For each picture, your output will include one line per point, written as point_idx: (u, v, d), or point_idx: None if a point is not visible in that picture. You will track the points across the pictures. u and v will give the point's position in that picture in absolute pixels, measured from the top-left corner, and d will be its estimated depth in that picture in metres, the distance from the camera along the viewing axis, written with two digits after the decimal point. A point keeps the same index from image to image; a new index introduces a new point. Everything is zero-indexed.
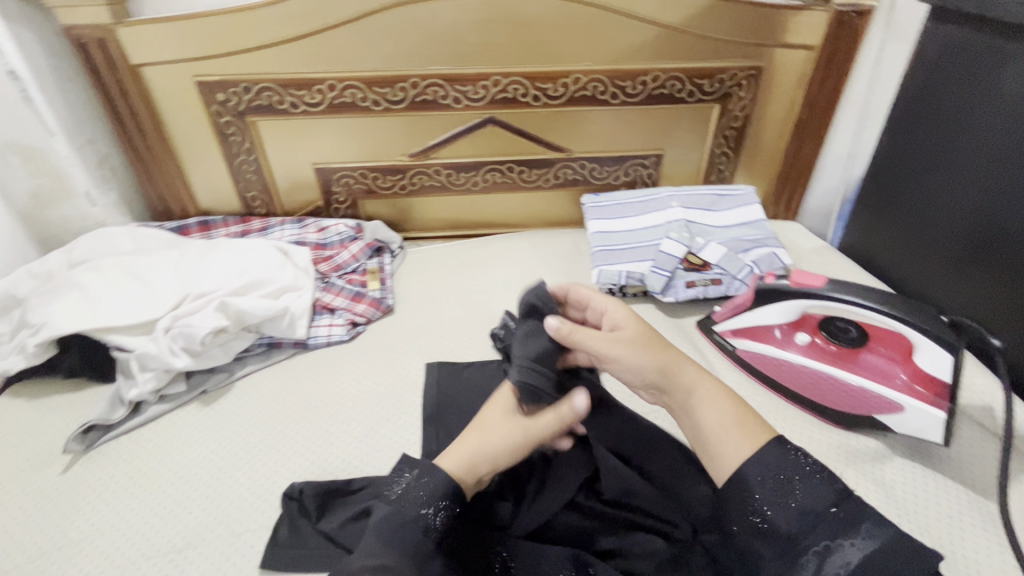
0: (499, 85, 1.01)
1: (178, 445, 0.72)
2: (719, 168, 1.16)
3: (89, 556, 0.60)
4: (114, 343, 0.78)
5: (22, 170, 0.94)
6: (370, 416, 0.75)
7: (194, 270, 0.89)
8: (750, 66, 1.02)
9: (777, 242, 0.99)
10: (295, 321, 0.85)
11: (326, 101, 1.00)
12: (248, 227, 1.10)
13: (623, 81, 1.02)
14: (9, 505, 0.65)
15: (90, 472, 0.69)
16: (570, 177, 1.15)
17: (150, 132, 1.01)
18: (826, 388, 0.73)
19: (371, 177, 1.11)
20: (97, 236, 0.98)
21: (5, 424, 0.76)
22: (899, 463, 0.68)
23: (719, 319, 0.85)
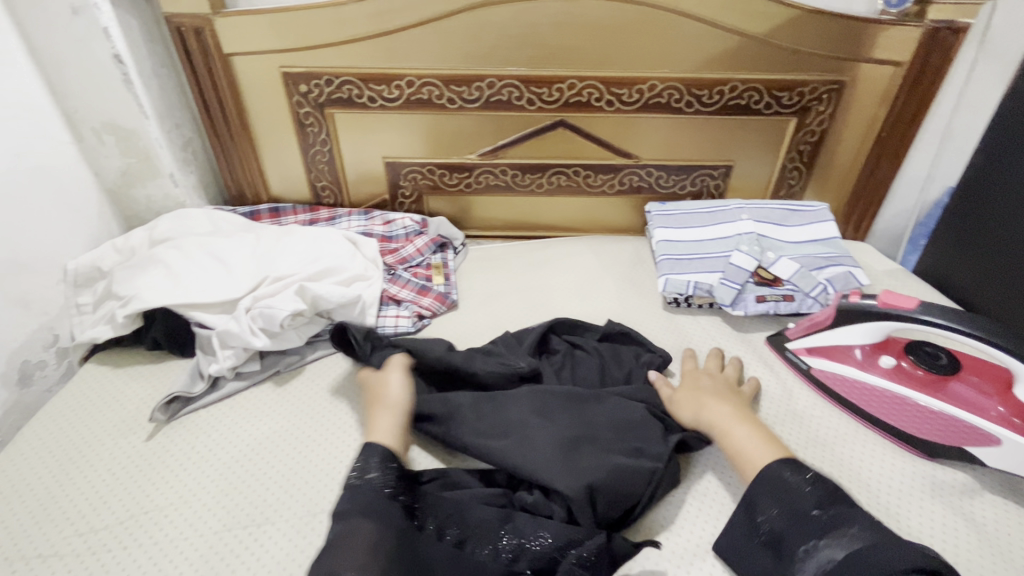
0: (574, 88, 1.01)
1: (255, 424, 0.74)
2: (789, 183, 1.13)
3: (173, 522, 0.62)
4: (197, 319, 0.81)
5: (115, 149, 0.98)
6: None
7: (271, 254, 0.92)
8: (831, 80, 1.00)
9: (853, 261, 0.96)
10: (366, 310, 0.87)
11: (403, 97, 1.02)
12: (317, 215, 1.13)
13: (699, 90, 1.01)
14: (96, 467, 0.68)
15: (172, 442, 0.71)
16: (635, 184, 1.14)
17: (234, 119, 1.05)
18: (910, 415, 0.71)
19: (438, 174, 1.12)
20: (176, 215, 1.01)
21: (92, 389, 0.79)
22: (990, 498, 0.64)
23: (792, 336, 0.83)
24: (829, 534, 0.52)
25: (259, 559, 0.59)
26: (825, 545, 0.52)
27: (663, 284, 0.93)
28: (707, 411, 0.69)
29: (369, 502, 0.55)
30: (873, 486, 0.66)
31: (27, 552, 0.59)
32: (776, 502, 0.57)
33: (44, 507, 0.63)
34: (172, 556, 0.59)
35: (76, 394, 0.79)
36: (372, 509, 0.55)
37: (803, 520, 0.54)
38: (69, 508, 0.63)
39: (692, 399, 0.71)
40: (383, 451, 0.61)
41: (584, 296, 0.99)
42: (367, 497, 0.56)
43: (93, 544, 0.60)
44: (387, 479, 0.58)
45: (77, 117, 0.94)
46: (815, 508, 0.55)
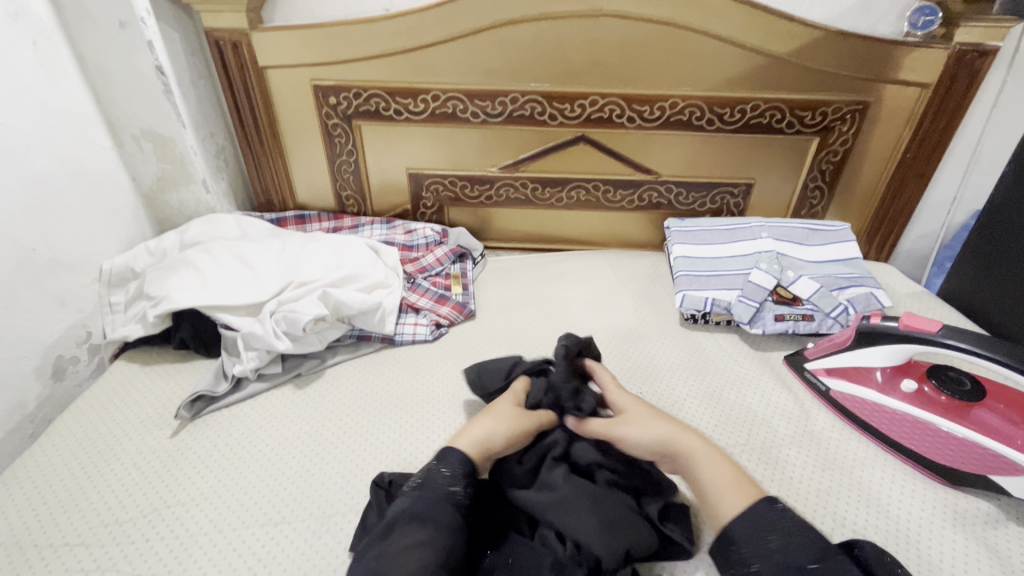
0: (596, 104, 1.02)
1: (275, 425, 0.76)
2: (811, 203, 1.13)
3: (194, 517, 0.64)
4: (223, 320, 0.83)
5: (153, 156, 1.03)
6: (453, 416, 0.77)
7: (296, 259, 0.94)
8: (855, 101, 0.99)
9: (875, 282, 0.94)
10: (385, 317, 0.88)
11: (428, 111, 1.05)
12: (341, 223, 1.16)
13: (721, 108, 1.01)
14: (122, 460, 0.70)
15: (195, 439, 0.73)
16: (654, 200, 1.14)
17: (265, 129, 1.09)
18: (932, 440, 0.70)
19: (460, 186, 1.15)
20: (207, 220, 1.05)
21: (121, 385, 0.82)
22: (1016, 530, 0.62)
23: (810, 356, 0.82)
24: None
25: (275, 557, 0.60)
26: None
27: (680, 299, 0.93)
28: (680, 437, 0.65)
29: (432, 510, 0.56)
30: (891, 512, 0.65)
31: (54, 540, 0.61)
32: (769, 547, 0.53)
33: (71, 497, 0.66)
34: (191, 551, 0.60)
35: (106, 389, 0.81)
36: (433, 520, 0.55)
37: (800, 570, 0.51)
38: (95, 500, 0.65)
39: (643, 421, 0.67)
40: (465, 461, 0.61)
41: (601, 309, 0.99)
42: (441, 511, 0.56)
43: (117, 536, 0.62)
44: (457, 491, 0.59)
45: (118, 124, 0.99)
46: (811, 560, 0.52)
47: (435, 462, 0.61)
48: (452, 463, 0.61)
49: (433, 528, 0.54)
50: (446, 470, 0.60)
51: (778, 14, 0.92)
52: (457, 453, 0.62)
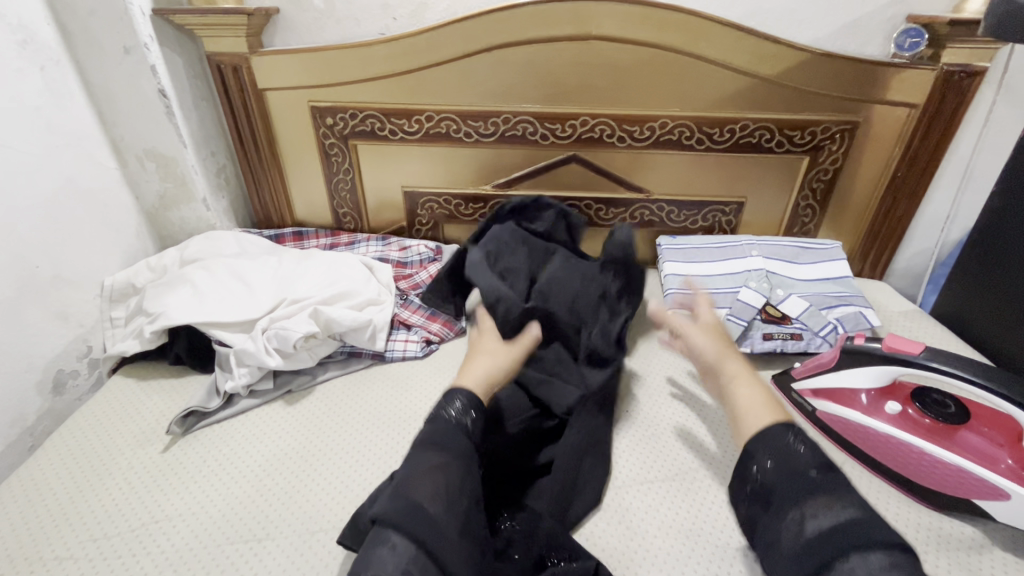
0: (586, 125, 1.04)
1: (264, 440, 0.77)
2: (803, 221, 1.13)
3: (182, 532, 0.65)
4: (217, 337, 0.85)
5: (156, 175, 1.06)
6: None
7: (290, 276, 0.96)
8: (844, 121, 1.00)
9: (865, 301, 0.94)
10: (376, 334, 0.90)
11: (422, 131, 1.07)
12: (337, 240, 1.18)
13: (710, 128, 1.03)
14: (116, 475, 0.72)
15: (186, 454, 0.75)
16: (646, 218, 1.16)
17: (264, 148, 1.12)
18: (916, 463, 0.68)
19: (454, 204, 1.16)
20: (207, 236, 1.07)
21: (117, 400, 0.84)
22: (1001, 555, 0.62)
23: (797, 376, 0.81)
24: (830, 503, 0.51)
25: (257, 574, 0.60)
26: (821, 512, 0.51)
27: (669, 318, 0.94)
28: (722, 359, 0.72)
29: (449, 440, 0.59)
30: None
31: (44, 554, 0.63)
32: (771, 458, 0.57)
33: (63, 512, 0.67)
34: (175, 567, 0.61)
35: (102, 404, 0.83)
36: (448, 448, 0.58)
37: (800, 480, 0.54)
38: (85, 515, 0.67)
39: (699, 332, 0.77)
40: (474, 399, 0.64)
41: None
42: (454, 436, 0.60)
43: (105, 550, 0.63)
44: (468, 423, 0.62)
45: (122, 145, 1.02)
46: (813, 470, 0.55)
47: (447, 398, 0.64)
48: (465, 400, 0.64)
49: (445, 454, 0.58)
50: (455, 404, 0.63)
51: (764, 36, 0.94)
52: (466, 390, 0.66)
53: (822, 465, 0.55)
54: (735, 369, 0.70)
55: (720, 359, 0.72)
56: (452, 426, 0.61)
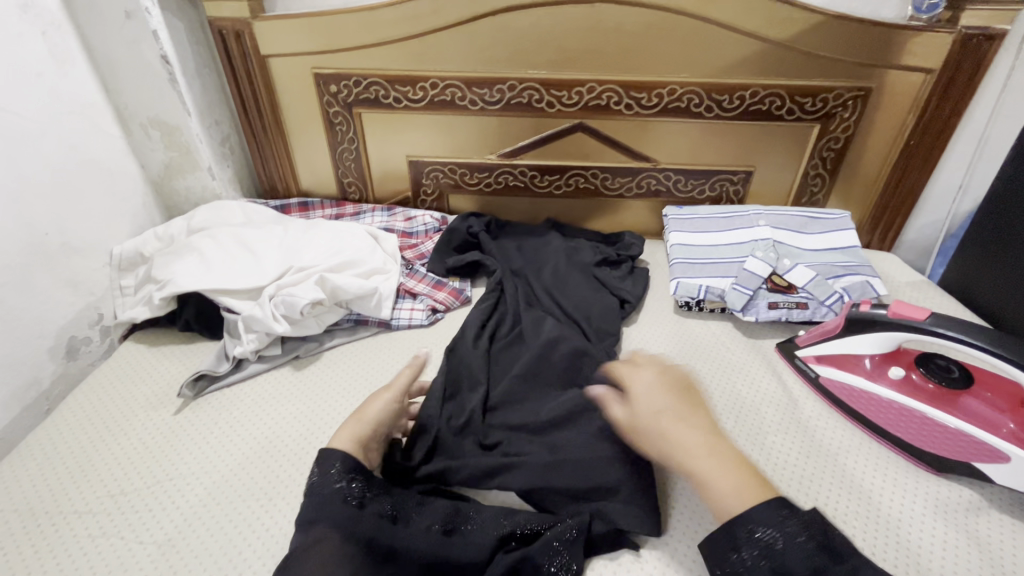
0: (593, 92, 1.02)
1: (272, 404, 0.79)
2: (812, 190, 1.12)
3: (196, 489, 0.67)
4: (226, 304, 0.86)
5: (160, 143, 1.06)
6: None
7: (295, 245, 0.96)
8: (858, 87, 0.98)
9: (872, 270, 0.94)
10: (382, 302, 0.91)
11: (427, 98, 1.06)
12: (343, 210, 1.18)
13: (720, 95, 1.01)
14: (130, 435, 0.73)
15: (198, 416, 0.76)
16: (653, 188, 1.14)
17: (268, 116, 1.11)
18: (917, 427, 0.69)
19: (459, 173, 1.16)
20: (213, 206, 1.07)
21: (129, 365, 0.85)
22: (997, 517, 0.63)
23: (802, 343, 0.82)
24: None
25: (268, 530, 0.63)
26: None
27: (674, 287, 0.94)
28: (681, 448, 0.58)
29: (333, 510, 0.56)
30: (870, 499, 0.65)
31: (63, 508, 0.65)
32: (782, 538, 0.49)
33: (80, 469, 0.69)
34: (190, 521, 0.63)
35: (114, 368, 0.85)
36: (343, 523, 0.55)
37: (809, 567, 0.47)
38: (102, 472, 0.69)
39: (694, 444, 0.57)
40: (347, 459, 0.61)
41: None
42: (334, 508, 0.56)
43: (123, 505, 0.65)
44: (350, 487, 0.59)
45: (126, 113, 1.02)
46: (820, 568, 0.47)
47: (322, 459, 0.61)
48: (330, 466, 0.60)
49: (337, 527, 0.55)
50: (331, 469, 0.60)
51: None
52: (337, 452, 0.61)
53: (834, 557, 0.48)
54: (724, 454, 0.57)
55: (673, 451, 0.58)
56: (330, 494, 0.57)
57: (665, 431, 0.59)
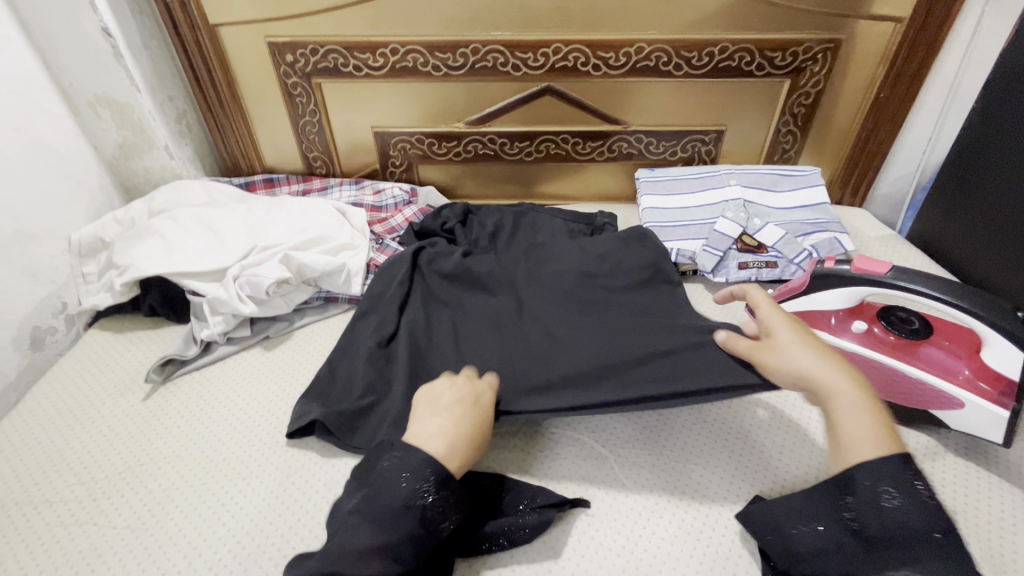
0: (559, 53, 0.99)
1: (243, 386, 0.78)
2: (784, 147, 1.11)
3: (167, 473, 0.67)
4: (189, 287, 0.84)
5: (111, 122, 1.02)
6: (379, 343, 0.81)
7: (260, 223, 0.94)
8: (827, 39, 0.96)
9: (841, 227, 0.94)
10: (351, 278, 0.89)
11: (388, 65, 1.02)
12: (310, 185, 1.15)
13: (689, 52, 0.98)
14: (99, 422, 0.73)
15: (168, 401, 0.76)
16: (625, 151, 1.13)
17: (224, 91, 1.07)
18: (878, 378, 0.70)
19: (426, 143, 1.13)
20: (174, 186, 1.05)
21: (94, 353, 0.84)
22: (951, 461, 0.66)
23: (771, 300, 0.79)
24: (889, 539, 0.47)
25: (242, 509, 0.63)
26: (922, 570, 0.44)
27: None
28: (816, 374, 0.54)
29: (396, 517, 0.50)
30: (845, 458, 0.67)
31: (34, 498, 0.65)
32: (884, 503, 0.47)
33: (49, 458, 0.69)
34: (164, 503, 0.64)
35: (80, 356, 0.83)
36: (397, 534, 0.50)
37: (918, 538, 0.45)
38: (72, 460, 0.68)
39: (793, 351, 0.57)
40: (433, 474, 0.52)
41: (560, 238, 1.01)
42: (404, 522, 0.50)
43: (94, 492, 0.65)
44: (427, 509, 0.51)
45: (72, 91, 0.97)
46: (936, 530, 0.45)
47: (399, 460, 0.53)
48: (416, 475, 0.51)
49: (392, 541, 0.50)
50: (403, 472, 0.52)
51: None
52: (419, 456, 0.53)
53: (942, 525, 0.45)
54: (848, 387, 0.53)
55: (813, 375, 0.55)
56: (398, 507, 0.50)
57: (816, 356, 0.56)
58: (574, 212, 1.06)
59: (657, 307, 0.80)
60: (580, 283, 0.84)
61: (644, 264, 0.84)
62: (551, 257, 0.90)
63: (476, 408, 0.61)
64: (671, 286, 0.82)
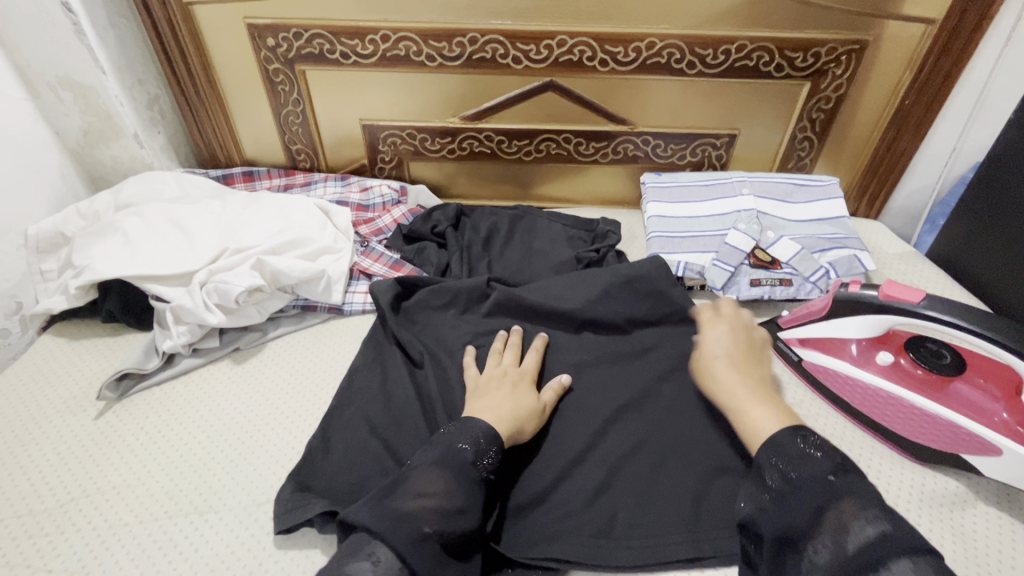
0: (564, 46, 0.92)
1: (208, 406, 0.71)
2: (799, 154, 1.05)
3: (117, 506, 0.60)
4: (153, 292, 0.76)
5: (75, 106, 0.94)
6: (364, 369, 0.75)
7: (234, 222, 0.87)
8: (852, 40, 0.89)
9: (861, 243, 0.88)
10: (331, 285, 0.82)
11: (378, 53, 0.94)
12: (292, 180, 1.08)
13: (703, 49, 0.91)
14: (44, 444, 0.66)
15: (122, 421, 0.68)
16: (630, 153, 1.06)
17: (199, 75, 0.98)
18: (904, 416, 0.65)
19: (418, 139, 1.05)
20: (144, 179, 0.97)
21: (46, 362, 0.76)
22: (983, 511, 0.60)
23: (785, 325, 0.75)
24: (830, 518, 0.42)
25: (198, 551, 0.57)
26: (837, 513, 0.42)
27: None
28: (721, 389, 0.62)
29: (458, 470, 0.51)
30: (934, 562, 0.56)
31: None
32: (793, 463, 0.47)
33: None
34: (110, 543, 0.57)
35: (29, 365, 0.76)
36: (453, 486, 0.50)
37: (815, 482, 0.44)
38: (10, 488, 0.61)
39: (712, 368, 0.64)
40: (490, 432, 0.56)
41: (562, 245, 0.94)
42: (451, 469, 0.51)
43: (32, 528, 0.58)
44: (484, 460, 0.54)
45: (30, 71, 0.89)
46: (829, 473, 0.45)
47: (459, 422, 0.56)
48: (475, 429, 0.55)
49: (451, 494, 0.49)
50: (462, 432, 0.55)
51: None
52: (478, 424, 0.56)
53: (835, 467, 0.45)
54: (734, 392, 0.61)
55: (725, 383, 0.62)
56: (457, 450, 0.53)
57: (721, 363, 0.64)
58: (574, 217, 1.00)
59: (685, 360, 0.75)
60: (597, 318, 0.79)
61: (668, 308, 0.80)
62: (572, 280, 0.83)
63: (515, 388, 0.66)
64: (698, 338, 0.78)
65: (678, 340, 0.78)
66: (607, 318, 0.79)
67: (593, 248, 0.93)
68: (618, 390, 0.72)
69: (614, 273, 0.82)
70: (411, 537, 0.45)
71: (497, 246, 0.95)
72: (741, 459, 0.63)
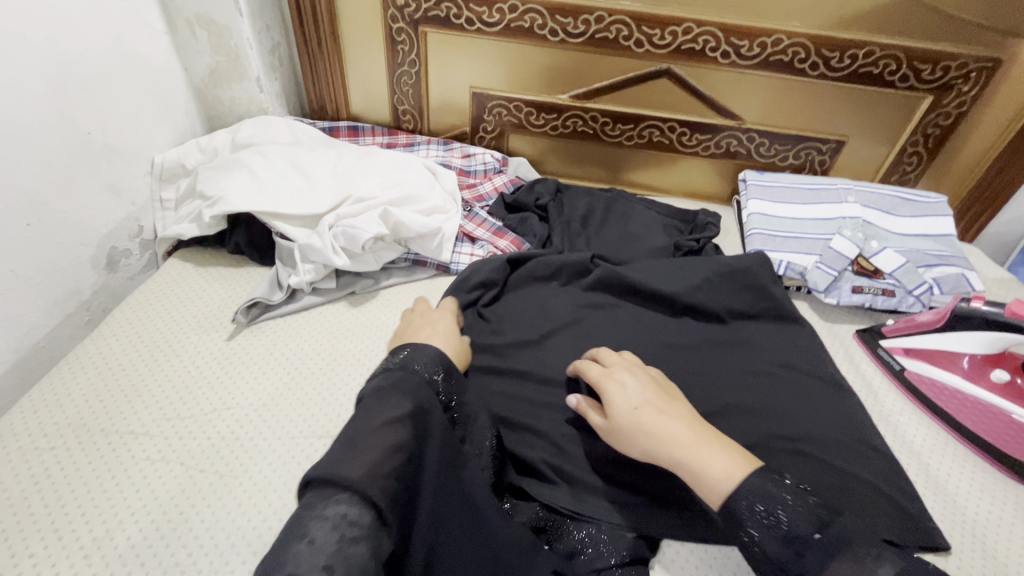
0: (689, 33, 0.92)
1: (330, 342, 0.75)
2: (904, 169, 1.04)
3: (255, 422, 0.64)
4: (279, 229, 0.80)
5: (207, 45, 0.96)
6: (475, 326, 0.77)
7: (352, 172, 0.90)
8: (987, 57, 0.88)
9: (968, 263, 0.87)
10: (443, 243, 0.85)
11: (503, 22, 0.95)
12: (395, 139, 1.10)
13: (831, 52, 0.90)
14: (183, 357, 0.70)
15: (253, 345, 0.73)
16: (732, 149, 1.06)
17: (324, 27, 1.00)
18: (1012, 433, 0.67)
19: (524, 112, 1.07)
20: (261, 122, 1.00)
21: (175, 284, 0.81)
22: None
23: (889, 333, 0.78)
24: None
25: None
26: None
27: None
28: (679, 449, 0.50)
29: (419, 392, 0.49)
30: None
31: (120, 427, 0.62)
32: None
33: (134, 388, 0.66)
34: (251, 454, 0.61)
35: (160, 284, 0.81)
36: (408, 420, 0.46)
37: None
38: (158, 393, 0.66)
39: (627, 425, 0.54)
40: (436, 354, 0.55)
41: (661, 231, 0.95)
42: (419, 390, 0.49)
43: (180, 431, 0.62)
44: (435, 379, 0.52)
45: (172, 6, 0.92)
46: None
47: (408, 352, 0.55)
48: (423, 355, 0.54)
49: (405, 427, 0.45)
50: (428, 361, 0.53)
51: None
52: (432, 349, 0.55)
53: None
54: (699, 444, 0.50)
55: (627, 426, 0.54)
56: (410, 373, 0.51)
57: (645, 412, 0.53)
58: (670, 207, 1.01)
59: (788, 355, 0.76)
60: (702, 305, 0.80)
61: (771, 304, 0.81)
62: (678, 264, 0.84)
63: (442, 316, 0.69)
64: (799, 337, 0.79)
65: (780, 337, 0.79)
66: (711, 307, 0.80)
67: (692, 238, 0.94)
68: (721, 376, 0.73)
69: (719, 263, 0.83)
70: (376, 471, 0.41)
71: (598, 224, 0.97)
72: (846, 455, 0.64)
